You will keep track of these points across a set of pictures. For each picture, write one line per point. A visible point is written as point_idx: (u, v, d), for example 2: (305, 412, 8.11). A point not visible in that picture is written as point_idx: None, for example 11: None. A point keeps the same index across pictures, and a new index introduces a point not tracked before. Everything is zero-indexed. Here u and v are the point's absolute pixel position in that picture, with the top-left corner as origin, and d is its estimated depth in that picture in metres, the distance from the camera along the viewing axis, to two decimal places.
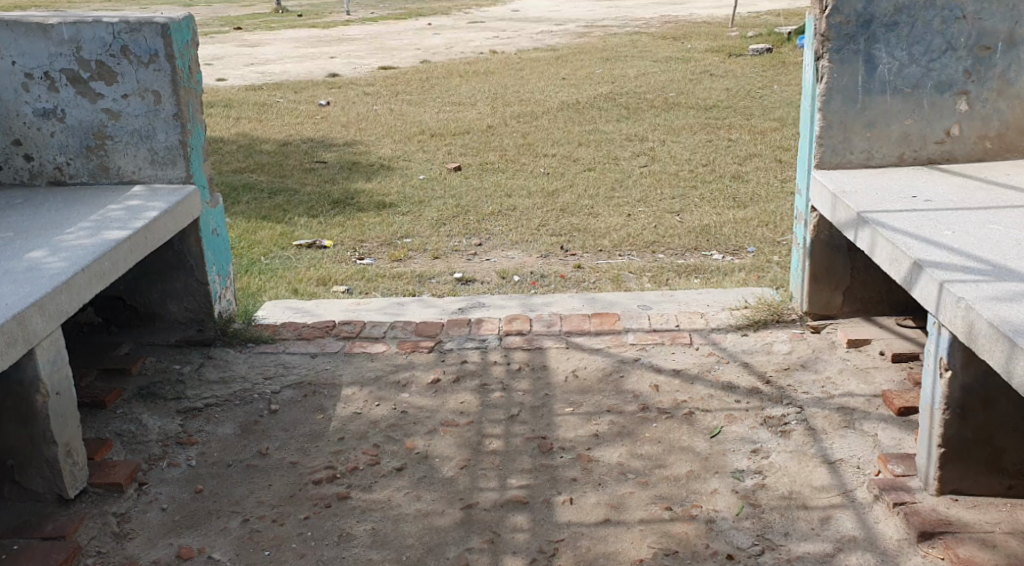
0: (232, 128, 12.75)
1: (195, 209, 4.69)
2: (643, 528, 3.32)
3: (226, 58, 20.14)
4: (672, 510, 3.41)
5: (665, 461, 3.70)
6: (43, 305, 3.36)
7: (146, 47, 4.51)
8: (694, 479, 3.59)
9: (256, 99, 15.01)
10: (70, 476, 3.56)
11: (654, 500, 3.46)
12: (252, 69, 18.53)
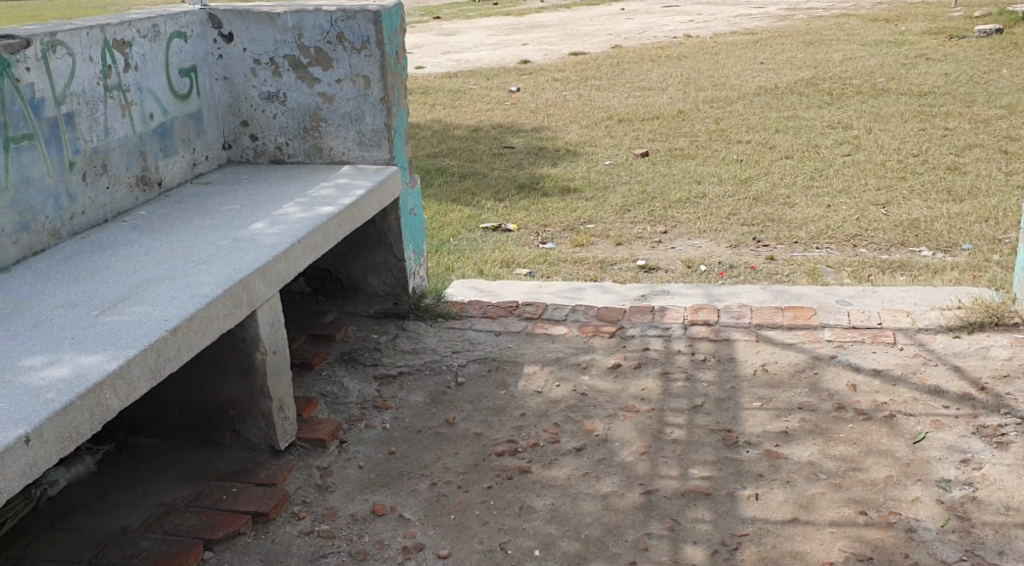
0: (425, 113, 13.17)
1: (396, 189, 4.89)
2: (835, 530, 3.21)
3: (422, 45, 20.80)
4: (868, 515, 3.28)
5: (863, 463, 3.56)
6: (266, 272, 3.61)
7: (359, 34, 4.72)
8: (894, 485, 3.43)
9: (448, 85, 15.42)
10: (282, 429, 3.82)
11: (847, 503, 3.34)
12: (447, 56, 19.03)
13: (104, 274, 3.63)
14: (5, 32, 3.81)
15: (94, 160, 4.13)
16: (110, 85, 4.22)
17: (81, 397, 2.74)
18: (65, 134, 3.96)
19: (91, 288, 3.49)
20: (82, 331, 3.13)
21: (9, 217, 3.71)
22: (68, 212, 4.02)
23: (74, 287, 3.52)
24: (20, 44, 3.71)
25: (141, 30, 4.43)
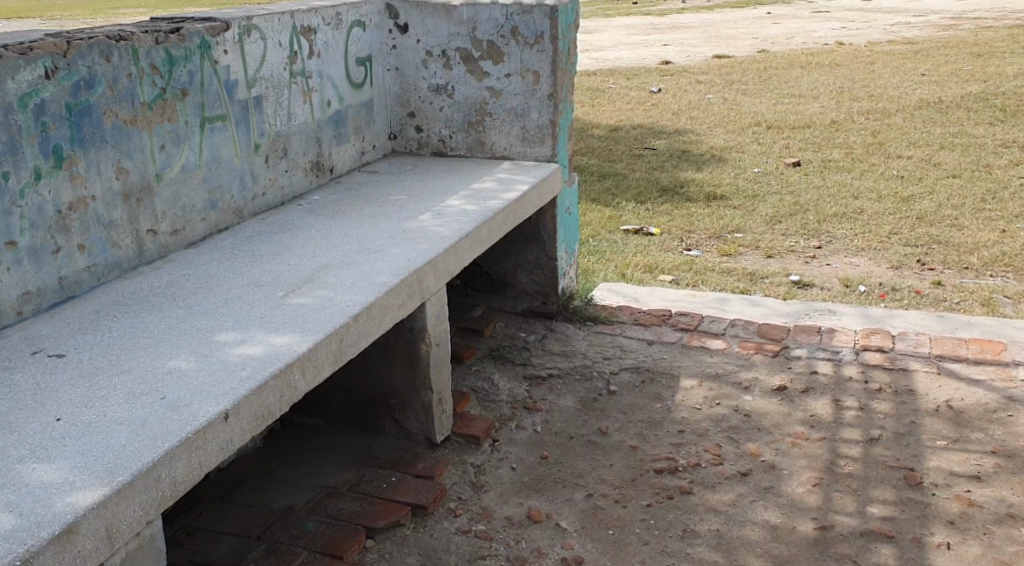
0: None
1: (556, 187, 5.03)
2: None
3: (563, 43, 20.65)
4: None
5: None
6: (436, 265, 3.98)
7: (534, 28, 4.93)
8: None
9: (588, 84, 15.24)
10: (439, 422, 4.13)
11: None
12: (586, 54, 18.84)
13: (284, 255, 4.07)
14: (208, 16, 4.24)
15: (276, 143, 4.51)
16: (294, 71, 4.57)
17: (273, 377, 3.17)
18: (253, 117, 4.35)
19: (274, 269, 3.95)
20: (270, 311, 3.59)
21: (201, 194, 4.16)
22: (249, 192, 4.42)
23: (258, 267, 3.98)
24: (221, 27, 4.13)
25: (327, 18, 4.72)
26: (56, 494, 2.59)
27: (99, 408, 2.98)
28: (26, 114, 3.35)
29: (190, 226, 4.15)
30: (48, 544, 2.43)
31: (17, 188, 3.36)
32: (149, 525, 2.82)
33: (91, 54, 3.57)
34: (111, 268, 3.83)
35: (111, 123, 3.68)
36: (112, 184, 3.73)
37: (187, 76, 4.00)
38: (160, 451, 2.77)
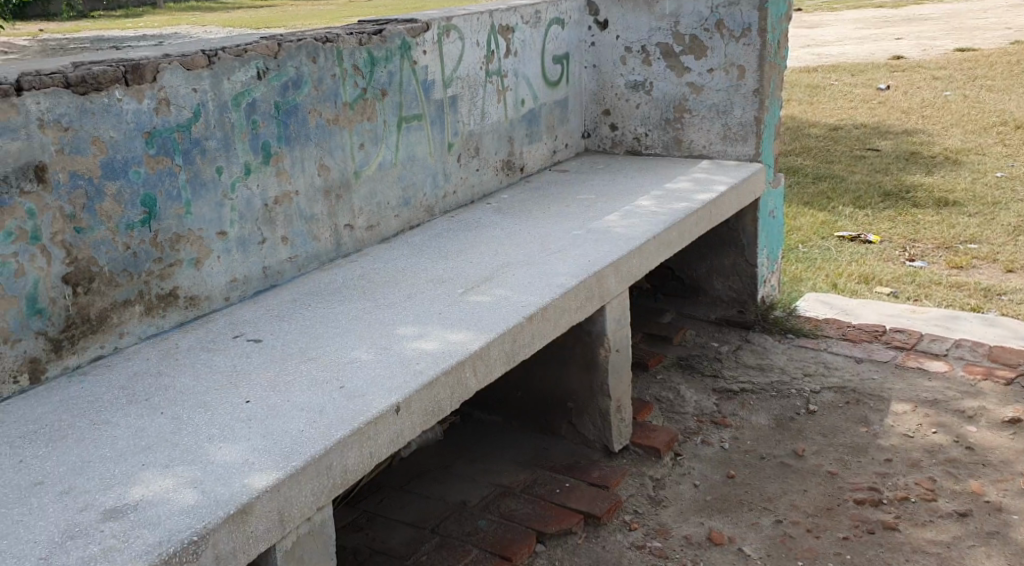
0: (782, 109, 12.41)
1: (758, 188, 4.75)
2: None
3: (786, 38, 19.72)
4: None
5: None
6: (618, 267, 3.82)
7: (741, 20, 4.68)
8: None
9: (808, 81, 14.44)
10: (617, 430, 3.98)
11: None
12: (809, 50, 17.90)
13: (468, 253, 4.02)
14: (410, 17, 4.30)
15: (469, 142, 4.47)
16: (490, 70, 4.53)
17: (445, 373, 3.12)
18: (448, 116, 4.35)
19: (457, 266, 3.91)
20: (448, 308, 3.56)
21: (396, 191, 4.18)
22: (442, 190, 4.41)
23: (443, 264, 3.95)
24: (421, 28, 4.17)
25: (526, 16, 4.66)
26: (237, 473, 2.59)
27: (284, 394, 3.00)
28: (239, 113, 3.49)
29: (384, 222, 4.16)
30: (224, 521, 2.42)
31: (228, 182, 3.50)
32: (320, 512, 2.78)
33: (299, 55, 3.67)
34: (310, 260, 3.91)
35: (315, 121, 3.77)
36: (314, 180, 3.82)
37: (388, 76, 4.05)
38: (333, 439, 2.75)
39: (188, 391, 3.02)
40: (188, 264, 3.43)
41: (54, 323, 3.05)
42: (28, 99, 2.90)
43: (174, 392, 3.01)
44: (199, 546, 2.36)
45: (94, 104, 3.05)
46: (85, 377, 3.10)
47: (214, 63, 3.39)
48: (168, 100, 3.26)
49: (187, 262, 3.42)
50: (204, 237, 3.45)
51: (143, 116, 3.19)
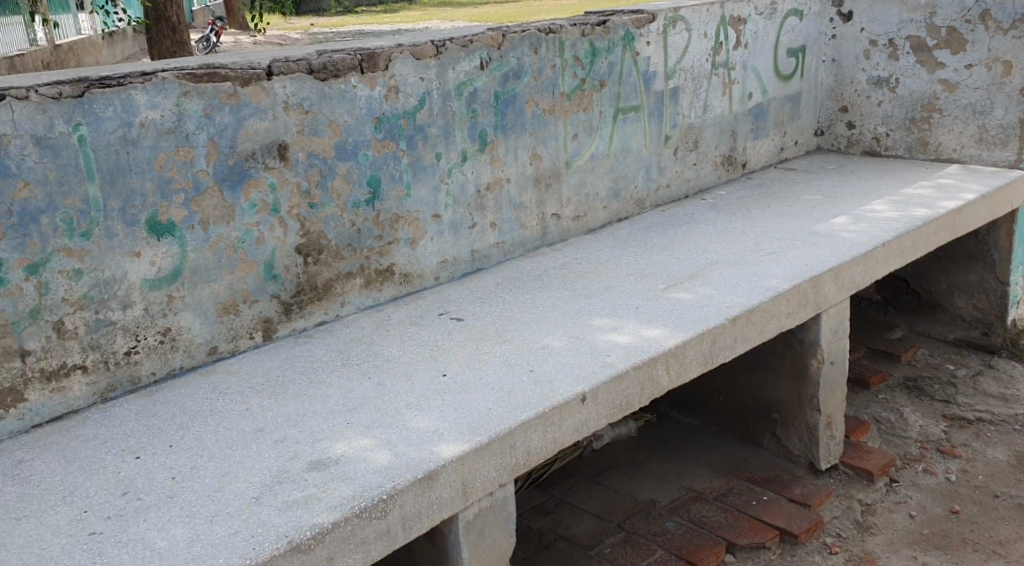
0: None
1: (1017, 197, 4.29)
2: None
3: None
4: None
5: None
6: (837, 273, 3.45)
7: (1011, 11, 4.23)
8: None
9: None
10: (825, 448, 3.62)
11: None
12: None
13: (676, 249, 3.68)
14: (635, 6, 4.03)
15: (687, 136, 4.22)
16: (717, 62, 4.28)
17: (637, 366, 2.55)
18: (667, 108, 4.09)
19: (662, 262, 3.52)
20: (646, 303, 3.04)
21: (606, 182, 3.91)
22: (654, 182, 4.16)
23: (648, 258, 3.58)
24: (646, 19, 3.90)
25: (759, 7, 4.41)
26: (425, 443, 2.16)
27: (478, 371, 2.51)
28: (461, 102, 3.18)
29: (592, 213, 3.89)
30: (410, 486, 2.02)
31: (445, 167, 3.17)
32: (502, 486, 2.26)
33: (522, 45, 3.37)
34: (518, 246, 3.57)
35: (531, 111, 3.47)
36: (526, 169, 3.50)
37: (607, 68, 3.78)
38: (518, 419, 2.26)
39: (393, 359, 2.61)
40: (404, 243, 3.09)
41: (286, 288, 2.77)
42: (275, 84, 2.66)
43: (380, 360, 2.61)
44: (385, 506, 1.99)
45: (332, 91, 2.77)
46: (310, 338, 2.80)
47: (441, 53, 3.08)
48: (398, 87, 2.95)
49: (405, 241, 3.09)
50: (420, 218, 3.12)
51: (375, 101, 2.90)
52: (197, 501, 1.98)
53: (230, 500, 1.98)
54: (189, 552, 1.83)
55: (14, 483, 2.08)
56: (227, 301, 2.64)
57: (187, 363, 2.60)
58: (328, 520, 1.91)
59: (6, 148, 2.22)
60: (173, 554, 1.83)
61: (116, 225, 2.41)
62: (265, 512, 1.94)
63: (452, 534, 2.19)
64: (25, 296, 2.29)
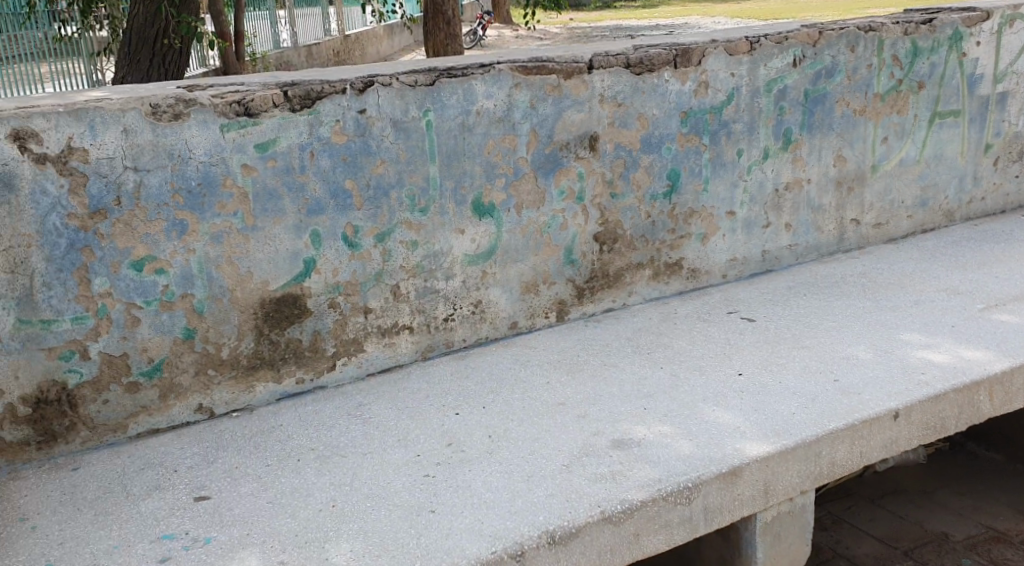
0: None
1: None
2: None
3: None
4: None
5: None
6: None
7: None
8: None
9: None
10: None
11: None
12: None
13: (993, 268, 3.36)
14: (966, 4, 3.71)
15: (1012, 145, 3.85)
16: None
17: (957, 391, 2.37)
18: (993, 114, 3.75)
19: (977, 279, 3.24)
20: (964, 323, 2.81)
21: (914, 190, 3.65)
22: (968, 195, 3.84)
23: (959, 274, 3.30)
24: (981, 16, 3.57)
25: None
26: (728, 438, 2.14)
27: (777, 374, 2.45)
28: (769, 99, 3.08)
29: (895, 221, 3.65)
30: (715, 478, 2.00)
31: (746, 165, 3.09)
32: (803, 493, 2.19)
33: (839, 44, 3.20)
34: (811, 251, 3.42)
35: (842, 111, 3.29)
36: (829, 170, 3.33)
37: (929, 69, 3.49)
38: (825, 428, 2.17)
39: (686, 353, 2.60)
40: (696, 238, 3.05)
41: (581, 273, 2.81)
42: (595, 78, 2.68)
43: (672, 352, 2.61)
44: (691, 493, 1.98)
45: (646, 85, 2.77)
46: (601, 323, 2.83)
47: (755, 49, 3.00)
48: (709, 83, 2.91)
49: (697, 236, 3.05)
50: (715, 214, 3.06)
51: (684, 96, 2.87)
52: (514, 460, 2.07)
53: (543, 463, 2.06)
54: (511, 505, 1.91)
55: (357, 422, 2.24)
56: (530, 281, 2.71)
57: (493, 334, 2.68)
58: (637, 497, 1.93)
59: (370, 130, 2.33)
60: (500, 503, 1.92)
61: (447, 204, 2.50)
62: (577, 481, 1.99)
63: (751, 533, 2.15)
64: (372, 260, 2.41)
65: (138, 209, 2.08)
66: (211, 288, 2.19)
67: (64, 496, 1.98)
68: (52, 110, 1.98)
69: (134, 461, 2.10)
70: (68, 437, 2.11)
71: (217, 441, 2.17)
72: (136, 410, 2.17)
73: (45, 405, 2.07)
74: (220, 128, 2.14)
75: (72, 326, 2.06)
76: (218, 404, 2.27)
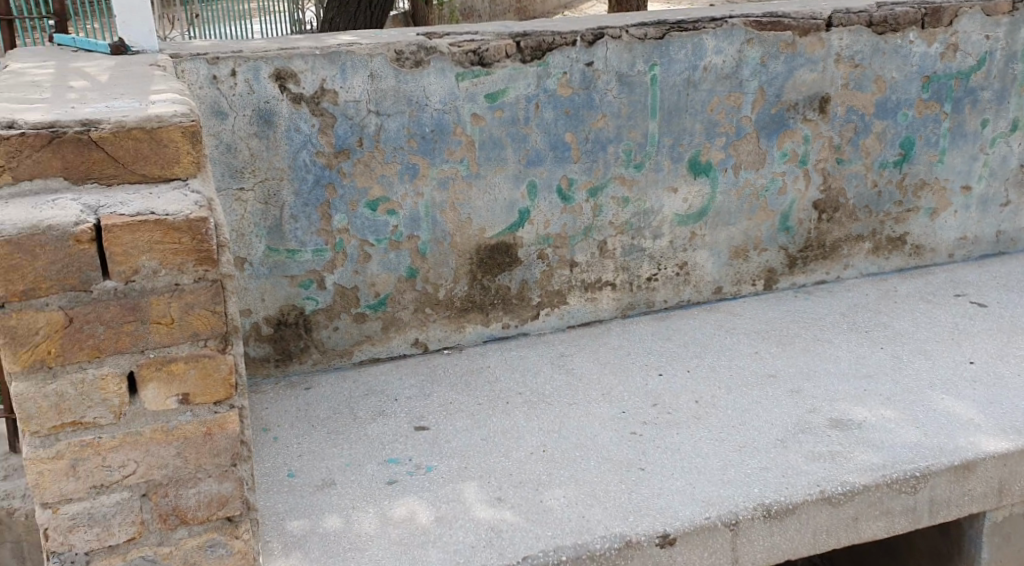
0: None
1: None
2: None
3: None
4: None
5: None
6: None
7: None
8: None
9: None
10: None
11: None
12: None
13: None
14: None
15: None
16: None
17: None
18: None
19: None
20: None
21: None
22: None
23: None
24: None
25: None
26: (962, 430, 2.03)
27: (1014, 365, 2.30)
28: None
29: None
30: (946, 469, 1.92)
31: (991, 136, 2.86)
32: None
33: None
34: None
35: None
36: None
37: None
38: None
39: (907, 334, 2.47)
40: (924, 213, 2.86)
41: (795, 241, 2.71)
42: (833, 36, 2.55)
43: (893, 333, 2.49)
44: (917, 483, 1.90)
45: (888, 46, 2.62)
46: (811, 295, 2.72)
47: (1018, 9, 2.74)
48: (958, 46, 2.70)
49: (925, 210, 2.86)
50: (949, 188, 2.85)
51: (929, 59, 2.68)
52: (724, 428, 2.06)
53: (757, 434, 2.04)
54: (724, 474, 1.91)
55: (563, 372, 2.28)
56: (740, 246, 2.63)
57: (695, 298, 2.63)
58: (860, 481, 1.88)
59: (595, 83, 2.32)
60: (710, 470, 1.93)
61: (664, 160, 2.46)
62: (793, 457, 1.96)
63: (976, 532, 2.05)
64: (583, 214, 2.42)
65: (377, 151, 2.16)
66: (434, 231, 2.27)
67: (300, 412, 2.11)
68: (310, 53, 2.06)
69: (358, 387, 2.22)
70: (301, 357, 2.25)
71: (431, 375, 2.26)
72: (361, 339, 2.29)
73: (285, 327, 2.21)
74: (455, 77, 2.18)
75: (313, 258, 2.19)
76: (432, 340, 2.35)
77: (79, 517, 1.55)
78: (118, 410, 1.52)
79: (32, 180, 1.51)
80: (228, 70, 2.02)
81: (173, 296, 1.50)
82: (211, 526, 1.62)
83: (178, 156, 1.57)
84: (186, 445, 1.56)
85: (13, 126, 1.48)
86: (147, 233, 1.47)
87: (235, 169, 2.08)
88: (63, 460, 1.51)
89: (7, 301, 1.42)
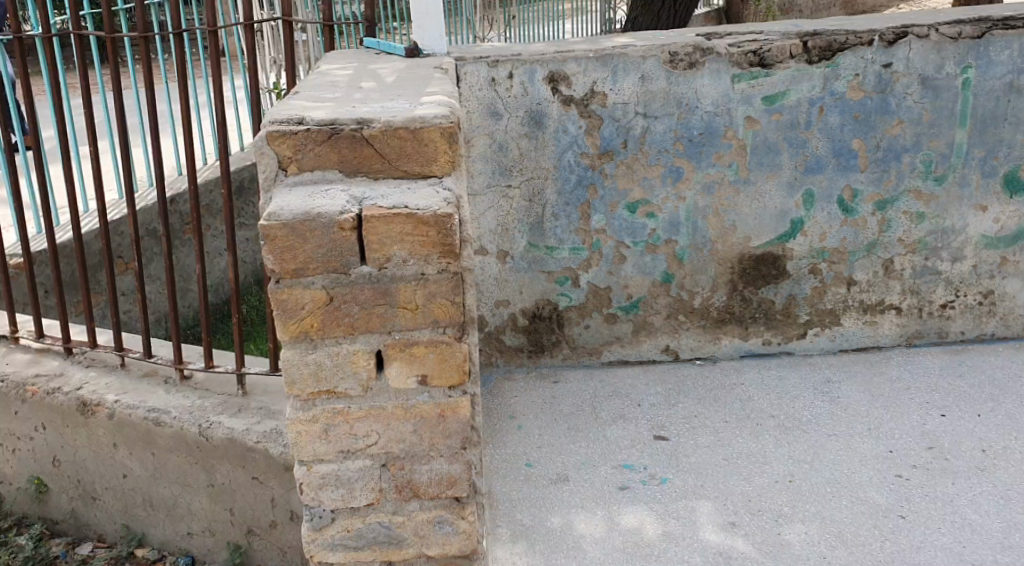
0: None
1: None
2: None
3: None
4: None
5: None
6: None
7: None
8: None
9: None
10: None
11: None
12: None
13: None
14: None
15: None
16: None
17: None
18: None
19: None
20: None
21: None
22: None
23: None
24: None
25: None
26: None
27: None
28: None
29: None
30: None
31: None
32: None
33: None
34: None
35: None
36: None
37: None
38: None
39: None
40: None
41: None
42: None
43: None
44: None
45: None
46: None
47: None
48: None
49: None
50: None
51: None
52: (1013, 486, 1.82)
53: None
54: (1005, 538, 1.68)
55: (824, 400, 2.18)
56: None
57: (1000, 332, 2.41)
58: None
59: (893, 87, 2.21)
60: (987, 530, 1.71)
61: (973, 174, 2.29)
62: None
63: None
64: (868, 228, 2.31)
65: (641, 152, 2.24)
66: (695, 237, 2.31)
67: (544, 405, 2.23)
68: (584, 56, 2.18)
69: (603, 387, 2.29)
70: (552, 351, 2.39)
71: (678, 386, 2.27)
72: (611, 339, 2.38)
73: (539, 320, 2.37)
74: (731, 78, 2.20)
75: (570, 255, 2.32)
76: (684, 348, 2.39)
77: (328, 477, 1.44)
78: (366, 384, 1.40)
79: (314, 172, 1.39)
80: (506, 72, 2.19)
81: (419, 284, 1.35)
82: (441, 503, 1.47)
83: (437, 155, 1.40)
84: (422, 425, 1.42)
85: (300, 122, 1.38)
86: (400, 225, 1.33)
87: (504, 168, 2.26)
88: (317, 423, 1.41)
89: (279, 277, 1.33)
